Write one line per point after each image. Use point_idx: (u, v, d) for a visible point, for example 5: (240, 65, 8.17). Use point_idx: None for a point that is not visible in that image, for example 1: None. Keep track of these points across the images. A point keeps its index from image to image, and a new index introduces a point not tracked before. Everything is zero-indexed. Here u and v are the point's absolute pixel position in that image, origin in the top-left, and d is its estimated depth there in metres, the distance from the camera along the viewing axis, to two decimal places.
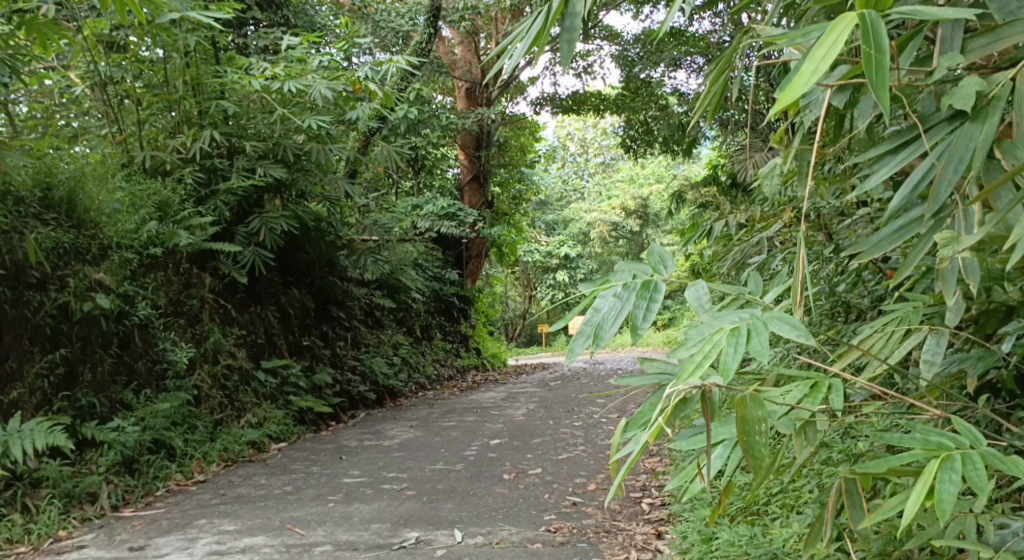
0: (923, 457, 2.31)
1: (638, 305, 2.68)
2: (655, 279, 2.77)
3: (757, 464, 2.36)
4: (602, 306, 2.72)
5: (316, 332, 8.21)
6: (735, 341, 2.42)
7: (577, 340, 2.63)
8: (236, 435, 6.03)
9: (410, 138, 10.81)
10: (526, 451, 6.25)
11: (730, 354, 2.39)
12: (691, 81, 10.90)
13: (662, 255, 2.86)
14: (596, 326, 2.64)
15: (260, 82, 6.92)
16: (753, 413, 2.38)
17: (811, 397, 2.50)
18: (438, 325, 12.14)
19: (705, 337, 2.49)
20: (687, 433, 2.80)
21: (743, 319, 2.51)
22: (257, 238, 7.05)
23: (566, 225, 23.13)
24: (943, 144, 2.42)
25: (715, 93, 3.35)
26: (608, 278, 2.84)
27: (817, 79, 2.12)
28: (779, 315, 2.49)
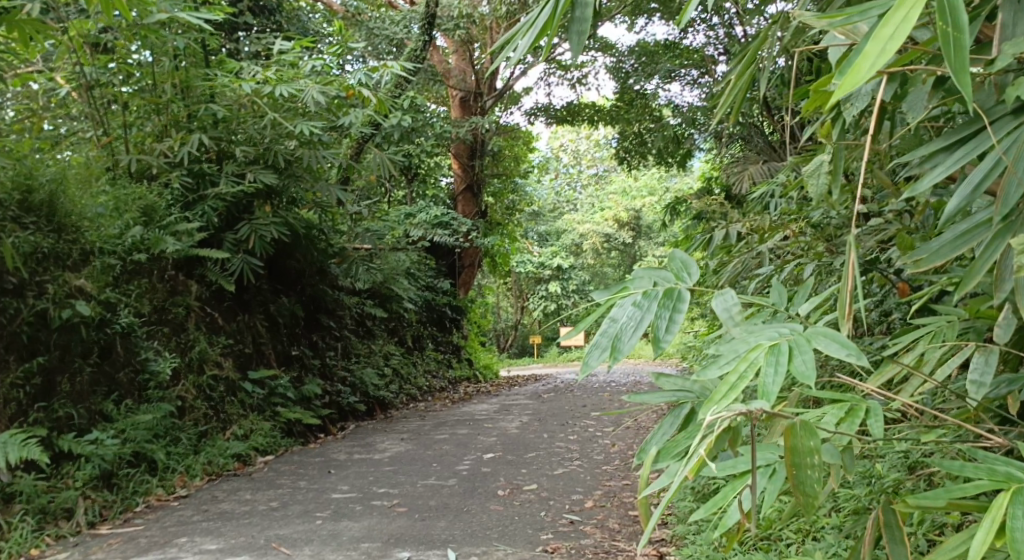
0: (989, 490, 2.19)
1: (660, 315, 2.53)
2: (678, 287, 2.62)
3: (808, 501, 2.20)
4: (619, 315, 2.56)
5: (305, 342, 8.03)
6: (776, 362, 2.26)
7: (592, 351, 2.47)
8: (222, 447, 5.85)
9: (403, 146, 10.65)
10: (521, 465, 6.08)
11: (770, 376, 2.24)
12: (685, 93, 10.71)
13: (684, 263, 2.73)
14: (614, 338, 2.49)
15: (251, 86, 6.77)
16: (800, 444, 2.22)
17: (848, 421, 2.37)
18: (429, 335, 11.96)
19: (740, 354, 2.33)
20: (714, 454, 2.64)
21: (780, 336, 2.36)
22: (245, 245, 6.86)
23: (558, 236, 22.96)
24: (1010, 138, 2.28)
25: (741, 88, 3.19)
26: (626, 284, 2.68)
27: (889, 59, 1.97)
28: (820, 332, 2.34)
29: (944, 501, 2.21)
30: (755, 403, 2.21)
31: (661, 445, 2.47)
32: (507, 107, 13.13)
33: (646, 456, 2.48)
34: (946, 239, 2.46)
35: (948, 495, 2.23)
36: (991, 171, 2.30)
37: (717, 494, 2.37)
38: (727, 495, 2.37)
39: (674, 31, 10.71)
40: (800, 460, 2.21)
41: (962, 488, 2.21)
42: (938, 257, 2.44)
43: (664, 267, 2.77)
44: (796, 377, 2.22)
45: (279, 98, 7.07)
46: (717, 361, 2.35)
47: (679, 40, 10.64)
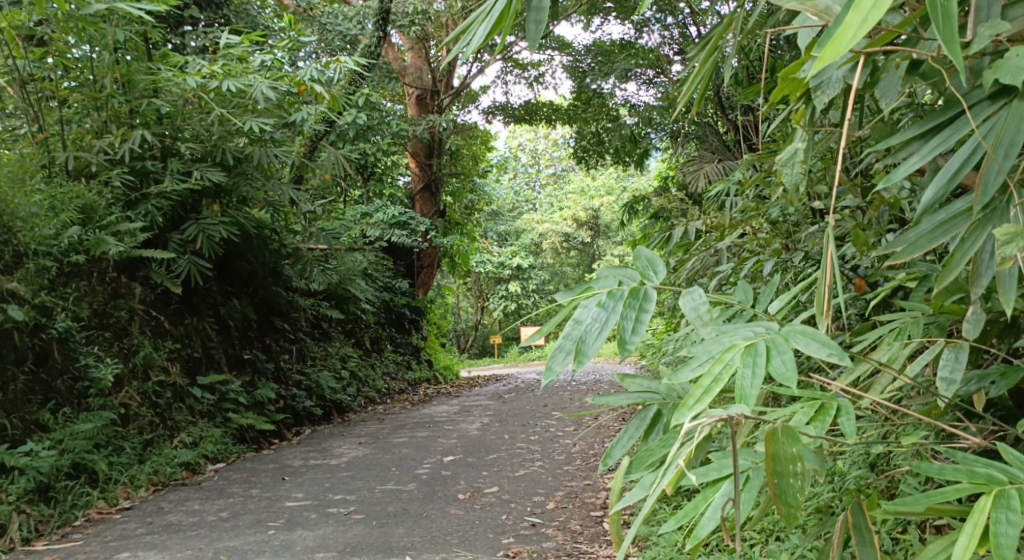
0: (971, 493, 2.07)
1: (626, 316, 2.38)
2: (645, 286, 2.47)
3: (788, 512, 2.07)
4: (583, 316, 2.40)
5: (258, 345, 7.79)
6: (754, 363, 2.12)
7: (556, 354, 2.32)
8: (169, 456, 5.62)
9: (358, 145, 10.44)
10: (481, 468, 5.90)
11: (748, 379, 2.09)
12: (641, 92, 10.55)
13: (649, 260, 2.59)
14: (578, 340, 2.33)
15: (198, 81, 6.51)
16: (780, 451, 2.08)
17: (817, 422, 2.21)
18: (388, 337, 11.73)
19: (713, 356, 2.18)
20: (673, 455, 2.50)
21: (756, 335, 2.21)
22: (193, 246, 6.61)
23: (518, 235, 22.82)
24: (989, 124, 2.15)
25: (706, 72, 3.04)
26: (589, 283, 2.53)
27: (872, 27, 1.83)
28: (800, 330, 2.21)
29: (923, 505, 2.09)
30: (732, 409, 2.06)
31: (634, 453, 2.30)
32: (464, 106, 12.95)
33: (617, 465, 2.31)
34: (924, 230, 2.32)
35: (927, 501, 2.10)
36: (970, 157, 2.17)
37: (689, 505, 2.20)
38: (698, 505, 2.21)
39: (630, 30, 10.61)
40: (778, 468, 2.07)
41: (942, 492, 2.08)
42: (916, 249, 2.30)
43: (628, 265, 2.62)
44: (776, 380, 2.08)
45: (227, 93, 6.83)
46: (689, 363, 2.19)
47: (634, 38, 10.54)
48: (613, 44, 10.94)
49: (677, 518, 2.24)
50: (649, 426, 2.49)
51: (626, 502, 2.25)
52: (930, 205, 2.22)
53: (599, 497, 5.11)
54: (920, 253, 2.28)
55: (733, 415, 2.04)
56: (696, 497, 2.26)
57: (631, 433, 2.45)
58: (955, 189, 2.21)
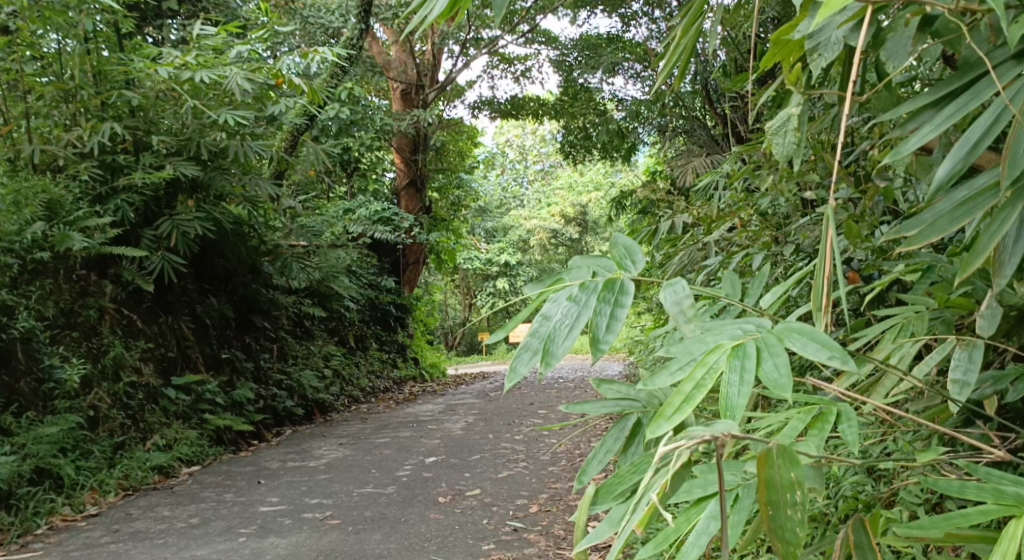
0: (996, 517, 1.93)
1: (600, 311, 2.21)
2: (622, 278, 2.29)
3: (786, 549, 1.89)
4: (552, 312, 2.24)
5: (237, 344, 7.59)
6: (743, 368, 1.95)
7: (522, 354, 2.17)
8: (140, 459, 5.44)
9: (341, 139, 10.26)
10: (464, 469, 5.74)
11: (734, 389, 1.93)
12: (629, 87, 10.43)
13: (627, 247, 2.41)
14: (546, 339, 2.18)
15: (170, 71, 6.31)
16: (773, 476, 1.91)
17: (817, 429, 2.05)
18: (373, 335, 11.53)
19: (695, 358, 2.03)
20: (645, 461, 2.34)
21: (745, 334, 2.05)
22: (166, 242, 6.42)
23: (506, 231, 22.60)
24: (1015, 87, 2.01)
25: (687, 45, 2.91)
26: (560, 275, 2.36)
27: None
28: (792, 327, 2.04)
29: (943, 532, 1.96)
30: (718, 424, 1.90)
31: (603, 479, 2.14)
32: (450, 101, 12.78)
33: (585, 494, 2.15)
34: (942, 209, 2.12)
35: (945, 526, 1.97)
36: (995, 124, 2.01)
37: (670, 530, 2.03)
38: (681, 528, 2.04)
39: (617, 23, 10.43)
40: (771, 493, 1.90)
41: (964, 515, 1.95)
42: (933, 232, 2.10)
43: (606, 254, 2.45)
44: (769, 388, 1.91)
45: (201, 84, 6.62)
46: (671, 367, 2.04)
47: (622, 32, 10.37)
48: (599, 38, 10.76)
49: (656, 545, 2.08)
50: (629, 436, 2.33)
51: (594, 537, 2.07)
52: (946, 179, 2.04)
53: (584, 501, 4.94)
54: (938, 235, 2.09)
55: (719, 433, 1.87)
56: (677, 519, 2.09)
57: (610, 445, 2.30)
58: (974, 161, 2.03)
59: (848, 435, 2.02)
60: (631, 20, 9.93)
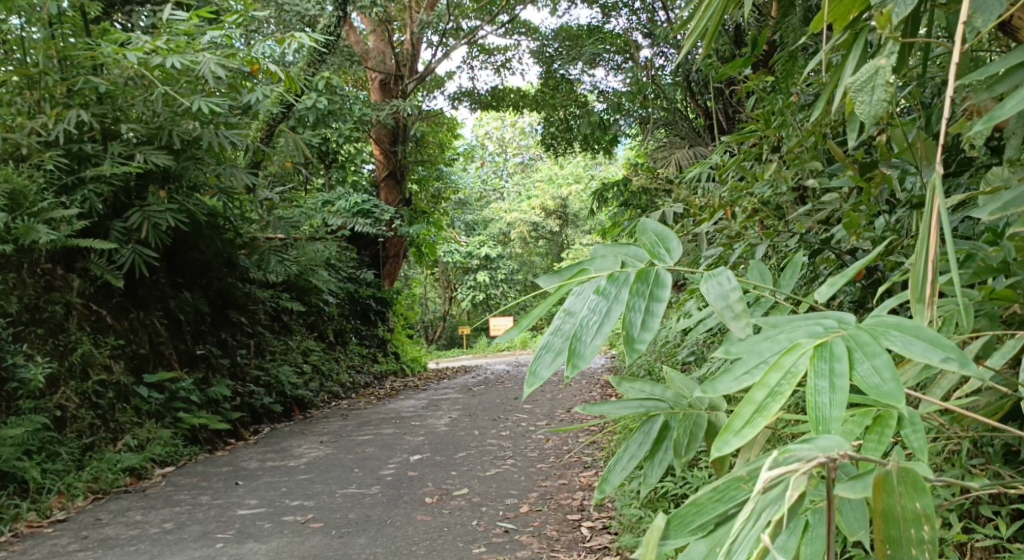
0: None
1: (632, 307, 2.23)
2: (656, 268, 2.30)
3: None
4: (575, 307, 2.25)
5: (213, 340, 7.34)
6: (832, 371, 1.89)
7: (544, 354, 2.19)
8: (111, 461, 5.22)
9: (318, 130, 9.99)
10: (450, 467, 5.53)
11: (824, 397, 1.88)
12: (610, 78, 10.18)
13: (660, 235, 2.44)
14: (571, 337, 2.19)
15: (139, 56, 6.02)
16: (893, 505, 1.85)
17: (876, 435, 2.00)
18: (353, 329, 11.28)
19: (767, 360, 1.97)
20: (664, 461, 2.38)
21: (826, 331, 1.97)
22: (137, 235, 6.16)
23: (486, 225, 22.27)
24: None
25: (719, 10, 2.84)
26: (585, 265, 2.37)
27: None
28: (885, 325, 1.98)
29: None
30: (820, 440, 1.85)
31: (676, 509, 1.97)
32: (429, 92, 12.53)
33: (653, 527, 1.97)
34: None
35: None
36: None
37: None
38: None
39: (597, 13, 10.17)
40: (892, 525, 1.84)
41: None
42: None
43: (635, 240, 2.46)
44: (870, 395, 1.86)
45: (172, 71, 6.34)
46: (741, 369, 1.98)
47: (603, 22, 10.10)
48: (580, 29, 10.53)
49: None
50: (653, 444, 2.38)
51: None
52: None
53: (575, 501, 4.75)
54: None
55: (830, 451, 1.82)
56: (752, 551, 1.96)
57: (633, 452, 2.34)
58: None
59: (915, 442, 1.95)
60: (612, 10, 9.66)
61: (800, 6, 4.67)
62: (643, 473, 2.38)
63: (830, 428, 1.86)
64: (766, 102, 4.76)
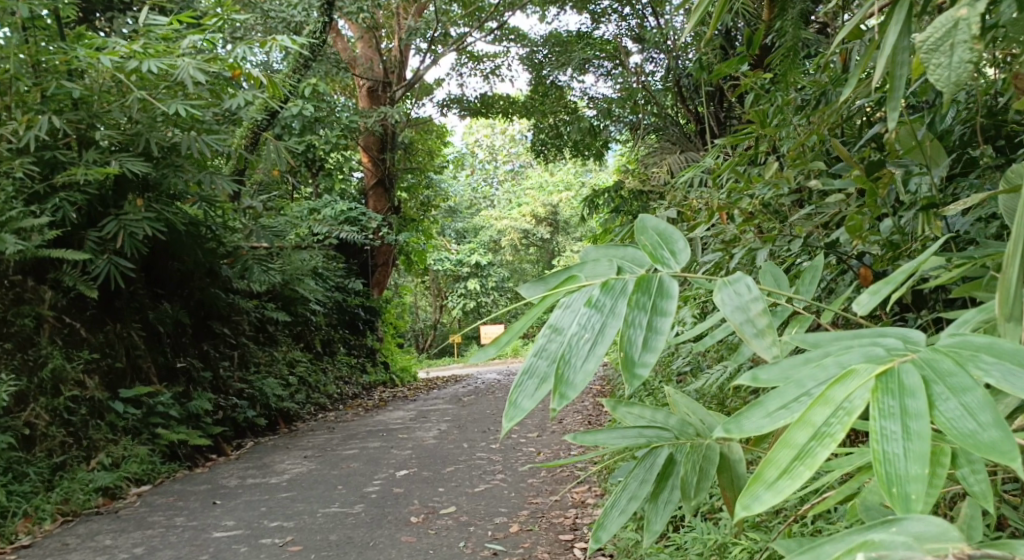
0: None
1: (633, 323, 2.06)
2: (660, 276, 2.13)
3: None
4: (564, 322, 2.07)
5: (194, 352, 7.13)
6: (903, 411, 1.79)
7: (528, 379, 2.02)
8: (83, 481, 5.06)
9: (305, 137, 9.79)
10: (438, 483, 5.35)
11: (896, 445, 1.78)
12: (600, 85, 10.02)
13: (668, 237, 2.30)
14: (561, 359, 2.01)
15: (114, 60, 5.81)
16: None
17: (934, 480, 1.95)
18: (341, 339, 11.08)
19: (810, 393, 1.89)
20: (668, 499, 2.35)
21: (888, 356, 1.88)
22: (112, 245, 5.97)
23: (476, 233, 22.05)
24: None
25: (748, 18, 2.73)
26: (574, 270, 2.20)
27: None
28: (972, 348, 1.88)
29: None
30: (912, 523, 1.80)
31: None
32: (418, 99, 12.35)
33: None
34: None
35: None
36: None
37: None
38: None
39: (586, 19, 9.99)
40: None
41: None
42: None
43: (634, 244, 2.32)
44: (952, 438, 1.77)
45: (150, 75, 6.15)
46: (780, 402, 1.90)
47: (592, 29, 9.93)
48: (569, 35, 10.33)
49: None
50: (658, 477, 2.36)
51: None
52: None
53: (566, 521, 4.58)
54: None
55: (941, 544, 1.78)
56: None
57: (634, 491, 2.33)
58: None
59: (974, 487, 2.03)
60: (601, 16, 9.49)
61: (798, 3, 4.50)
62: (647, 517, 2.35)
63: (906, 487, 1.76)
64: (765, 101, 4.59)
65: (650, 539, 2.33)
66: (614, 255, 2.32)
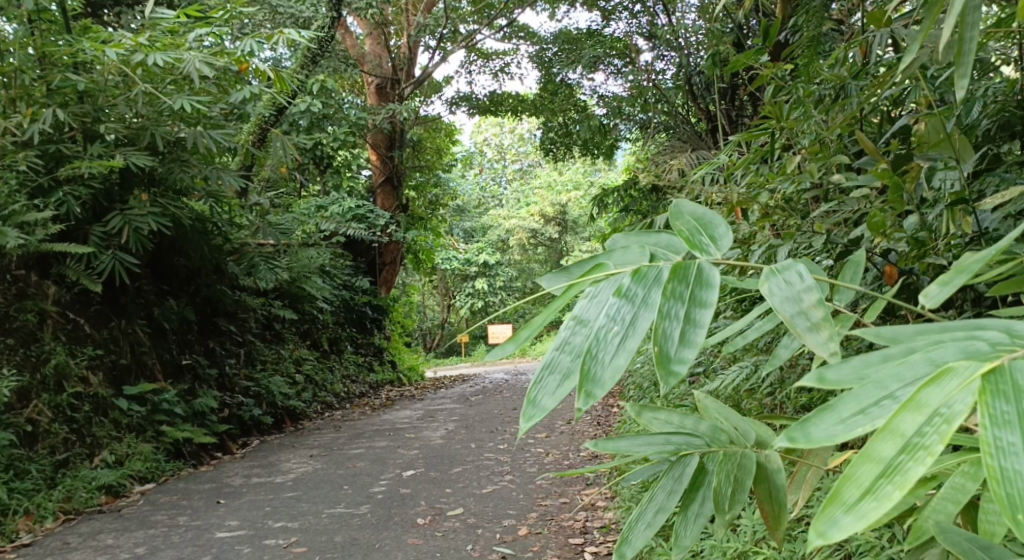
0: None
1: (669, 315, 2.07)
2: (699, 264, 2.14)
3: None
4: (591, 314, 2.09)
5: (200, 349, 7.05)
6: (1013, 419, 1.84)
7: (551, 373, 2.05)
8: (86, 478, 5.00)
9: (312, 133, 9.70)
10: (445, 484, 5.26)
11: (1009, 456, 1.83)
12: (609, 83, 9.90)
13: (706, 224, 2.29)
14: (587, 355, 2.03)
15: (120, 53, 5.73)
16: None
17: None
18: (348, 337, 10.99)
19: (893, 395, 1.93)
20: (698, 511, 2.32)
21: (982, 356, 1.93)
22: (117, 240, 5.89)
23: (484, 232, 21.93)
24: None
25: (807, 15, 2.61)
26: (603, 260, 2.19)
27: None
28: None
29: None
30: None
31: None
32: (427, 96, 12.25)
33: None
34: None
35: None
36: None
37: None
38: None
39: (597, 16, 9.87)
40: None
41: None
42: None
43: (669, 228, 2.30)
44: None
45: (156, 69, 6.07)
46: (857, 408, 1.94)
47: (602, 27, 9.82)
48: (579, 33, 10.21)
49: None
50: (688, 487, 2.32)
51: None
52: None
53: (577, 526, 4.47)
54: None
55: None
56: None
57: (661, 503, 2.30)
58: None
59: None
60: (611, 14, 9.39)
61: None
62: (676, 530, 2.32)
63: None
64: (785, 94, 4.50)
65: (679, 554, 2.31)
66: (647, 241, 2.31)
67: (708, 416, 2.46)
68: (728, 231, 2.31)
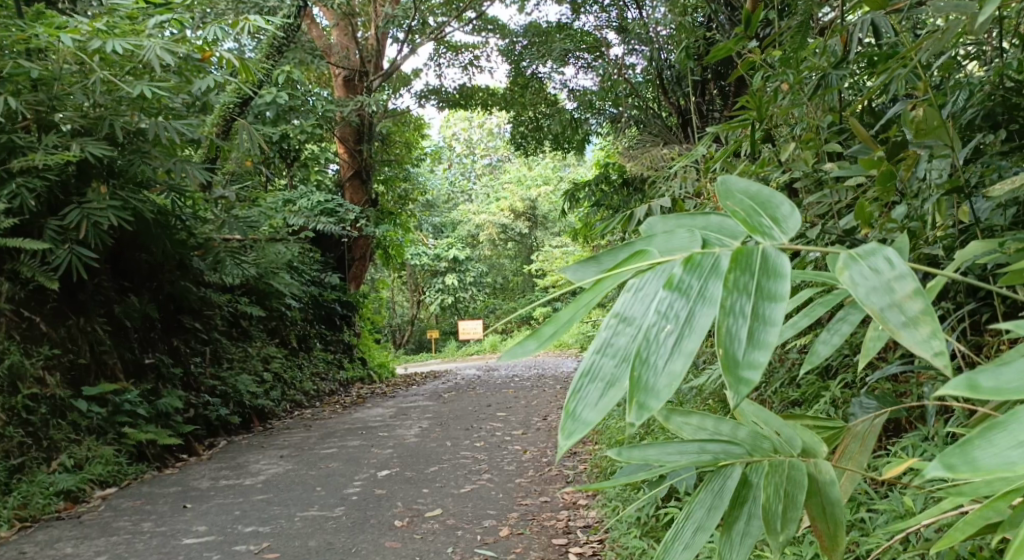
0: None
1: (734, 312, 2.21)
2: (763, 250, 2.27)
3: None
4: (640, 312, 2.24)
5: (163, 347, 6.80)
6: None
7: (597, 375, 2.22)
8: (42, 484, 4.80)
9: (279, 126, 9.45)
10: (422, 484, 5.07)
11: None
12: (581, 76, 9.71)
13: (766, 202, 2.40)
14: (640, 357, 2.20)
15: (74, 39, 5.46)
16: None
17: None
18: (317, 334, 10.74)
19: None
20: (742, 528, 2.47)
21: None
22: (74, 235, 5.64)
23: (454, 227, 21.67)
24: None
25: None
26: (647, 247, 2.32)
27: None
28: None
29: None
30: None
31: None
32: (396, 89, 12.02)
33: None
34: None
35: None
36: None
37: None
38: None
39: (567, 9, 9.67)
40: None
41: None
42: None
43: (720, 207, 2.41)
44: None
45: (114, 55, 5.82)
46: None
47: (573, 19, 9.63)
48: (548, 25, 9.99)
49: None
50: (731, 503, 2.47)
51: None
52: None
53: (562, 526, 4.31)
54: None
55: None
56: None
57: (703, 521, 2.45)
58: None
59: None
60: (582, 6, 9.23)
61: None
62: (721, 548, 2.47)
63: None
64: (772, 79, 4.38)
65: None
66: (695, 222, 2.42)
67: (745, 423, 2.62)
68: (787, 206, 2.42)
